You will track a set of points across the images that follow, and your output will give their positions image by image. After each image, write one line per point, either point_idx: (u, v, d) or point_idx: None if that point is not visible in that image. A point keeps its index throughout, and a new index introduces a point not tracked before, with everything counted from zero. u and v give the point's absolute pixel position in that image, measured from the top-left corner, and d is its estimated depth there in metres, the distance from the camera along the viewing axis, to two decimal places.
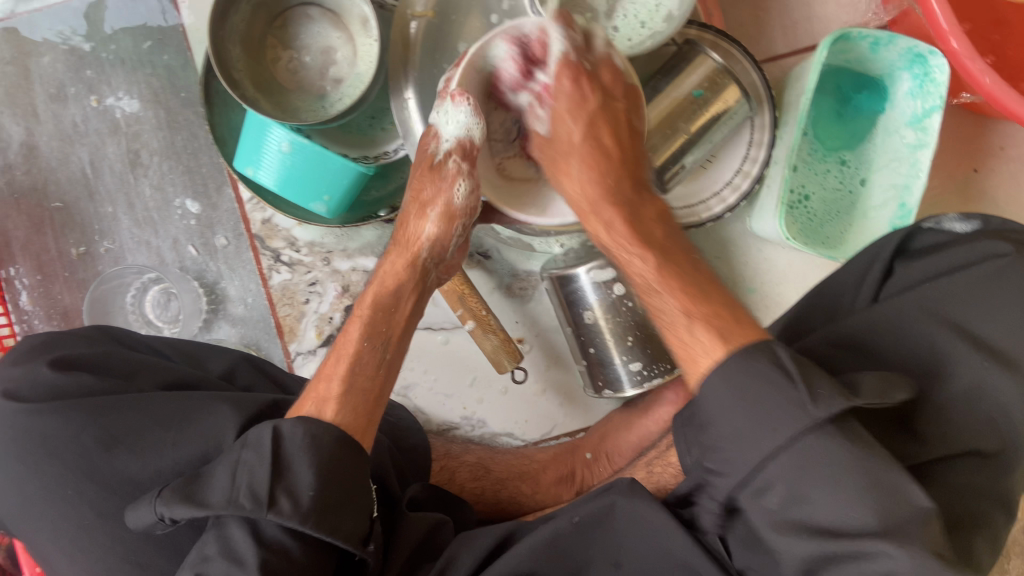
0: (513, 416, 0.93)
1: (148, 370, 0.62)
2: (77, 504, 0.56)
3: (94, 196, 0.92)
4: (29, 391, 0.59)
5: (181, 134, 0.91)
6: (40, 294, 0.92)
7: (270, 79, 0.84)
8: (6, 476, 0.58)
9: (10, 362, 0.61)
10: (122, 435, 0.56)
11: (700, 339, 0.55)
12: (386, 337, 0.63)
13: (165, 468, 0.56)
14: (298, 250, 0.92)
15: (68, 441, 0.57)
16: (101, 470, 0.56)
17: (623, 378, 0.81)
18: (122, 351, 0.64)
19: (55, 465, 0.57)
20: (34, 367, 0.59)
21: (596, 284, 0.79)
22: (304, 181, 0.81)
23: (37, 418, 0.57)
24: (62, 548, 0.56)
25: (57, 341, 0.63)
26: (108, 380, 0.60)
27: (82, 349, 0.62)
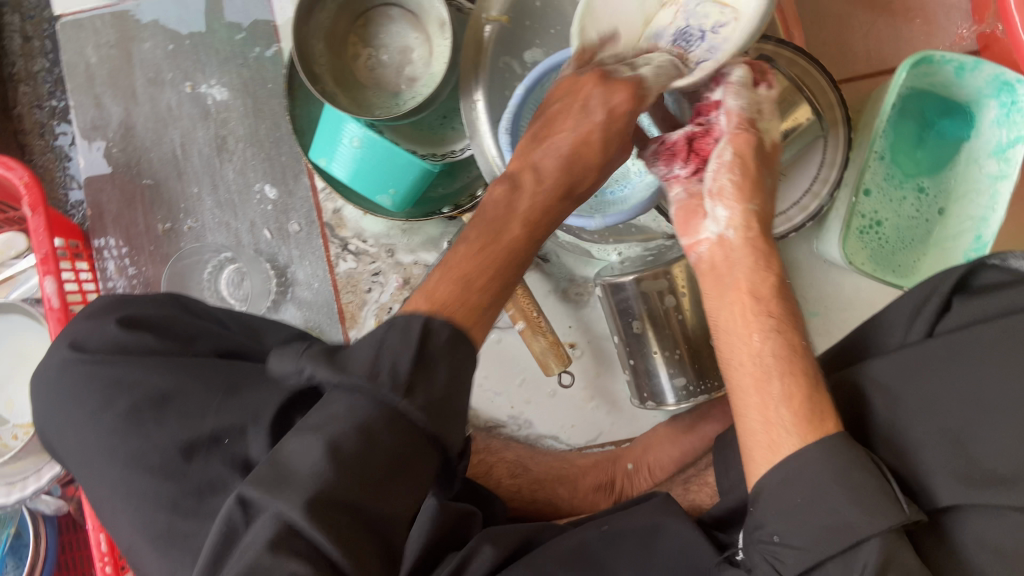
0: (559, 419, 0.95)
1: (206, 337, 0.66)
2: (118, 458, 0.59)
3: (182, 176, 0.97)
4: (97, 343, 0.64)
5: (265, 123, 0.96)
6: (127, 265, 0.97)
7: (349, 75, 0.88)
8: (70, 425, 0.62)
9: (84, 315, 0.66)
10: (172, 394, 0.61)
11: (775, 423, 0.52)
12: (490, 240, 0.59)
13: (204, 434, 0.58)
14: (365, 241, 0.96)
15: (125, 394, 0.61)
16: (151, 427, 0.59)
17: (668, 391, 0.81)
18: (185, 316, 0.68)
19: (113, 419, 0.60)
20: (105, 322, 0.65)
21: (643, 293, 0.79)
22: (375, 172, 0.85)
23: (100, 370, 0.62)
24: (108, 498, 0.60)
25: (127, 300, 0.68)
26: (167, 342, 0.64)
27: (150, 310, 0.67)
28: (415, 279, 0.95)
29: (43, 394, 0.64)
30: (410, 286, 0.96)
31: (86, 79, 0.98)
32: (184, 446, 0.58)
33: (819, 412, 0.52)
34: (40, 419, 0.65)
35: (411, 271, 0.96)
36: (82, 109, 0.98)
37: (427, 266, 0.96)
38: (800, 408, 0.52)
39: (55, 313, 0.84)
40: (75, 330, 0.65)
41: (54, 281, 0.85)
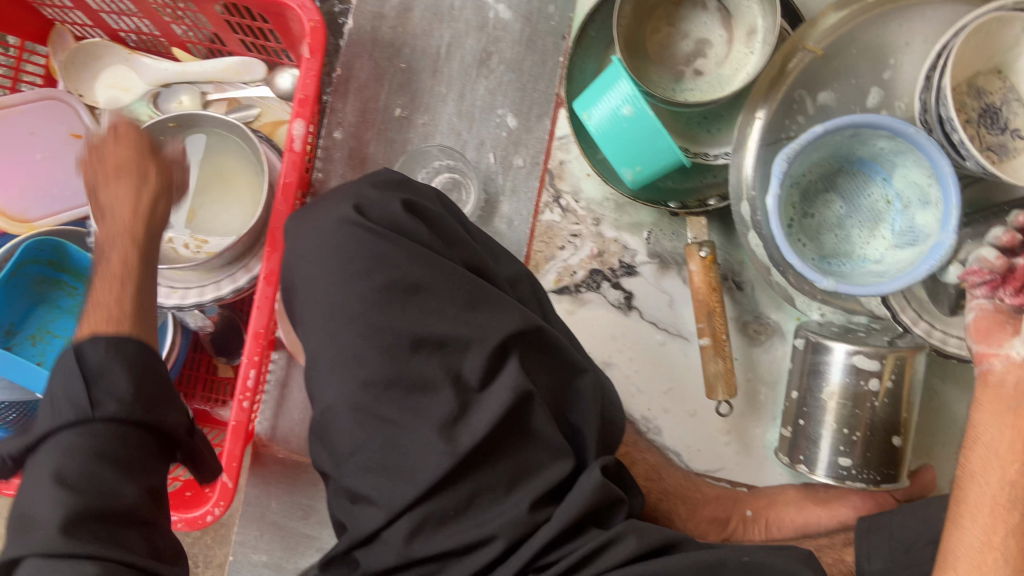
0: (687, 439, 0.95)
1: (463, 246, 0.69)
2: (357, 324, 0.63)
3: (436, 73, 0.98)
4: (376, 214, 0.66)
5: (534, 57, 0.97)
6: (351, 134, 0.98)
7: (641, 44, 0.88)
8: (321, 277, 0.65)
9: (370, 183, 0.69)
10: (421, 288, 0.64)
11: (996, 548, 0.57)
12: None
13: (435, 335, 0.63)
14: (577, 201, 0.97)
15: (379, 273, 0.63)
16: (396, 308, 0.63)
17: (823, 462, 0.82)
18: (450, 220, 0.70)
19: (361, 290, 0.63)
20: (390, 199, 0.68)
21: (844, 365, 0.81)
22: (631, 145, 0.85)
23: (366, 240, 0.65)
24: (331, 354, 0.63)
25: (409, 185, 0.71)
26: (434, 240, 0.67)
27: (423, 201, 0.70)
28: (609, 255, 0.96)
29: (303, 238, 0.68)
30: (601, 260, 0.96)
31: None
32: (413, 338, 0.63)
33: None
34: (287, 254, 0.69)
35: (608, 246, 0.96)
36: None
37: (625, 248, 0.96)
38: None
39: (294, 154, 0.86)
40: (357, 193, 0.68)
41: (303, 124, 0.87)
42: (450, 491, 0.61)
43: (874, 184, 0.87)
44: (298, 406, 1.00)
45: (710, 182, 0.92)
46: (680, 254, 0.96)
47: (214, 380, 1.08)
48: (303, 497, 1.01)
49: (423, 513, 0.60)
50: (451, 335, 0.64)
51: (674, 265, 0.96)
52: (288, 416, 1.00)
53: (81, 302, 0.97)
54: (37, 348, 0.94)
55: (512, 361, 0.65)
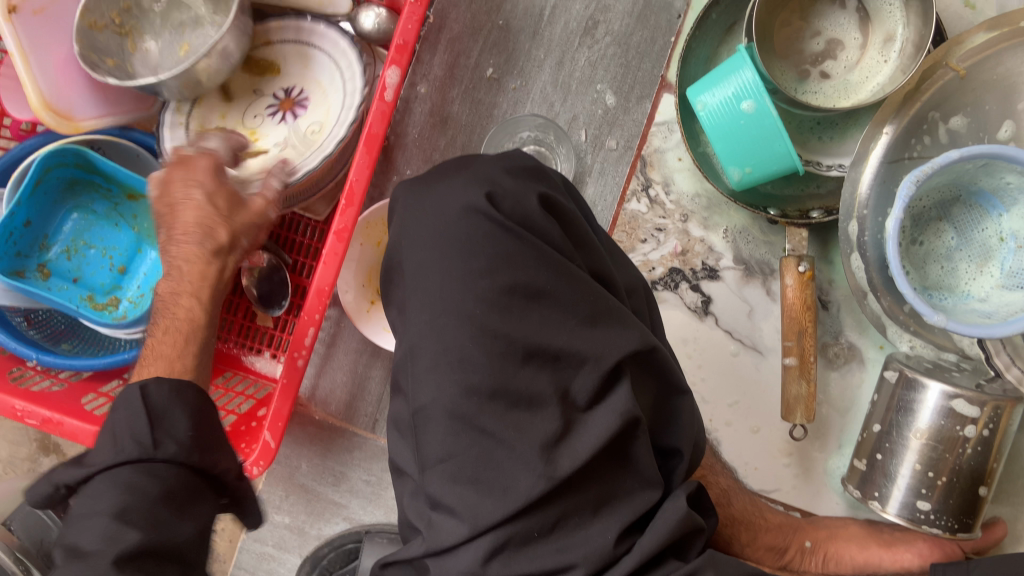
0: (747, 456, 0.91)
1: (589, 250, 0.63)
2: (466, 322, 0.57)
3: (535, 36, 0.91)
4: (508, 206, 0.60)
5: (643, 32, 0.90)
6: (436, 89, 0.92)
7: (769, 35, 0.82)
8: (434, 262, 0.60)
9: (504, 167, 0.63)
10: (547, 294, 0.59)
11: None
12: None
13: (553, 348, 0.58)
14: (667, 194, 0.91)
15: (505, 272, 0.58)
16: (515, 313, 0.58)
17: (896, 501, 0.79)
18: (579, 219, 0.64)
19: (484, 288, 0.58)
20: (526, 190, 0.61)
21: (936, 406, 0.77)
22: (745, 144, 0.80)
23: (494, 232, 0.59)
24: (432, 352, 0.58)
25: (543, 174, 0.64)
26: (564, 243, 0.61)
27: (553, 192, 0.63)
28: (693, 255, 0.91)
29: (419, 216, 0.62)
30: (683, 259, 0.91)
31: None
32: (525, 349, 0.58)
33: None
34: (397, 225, 0.64)
35: (693, 246, 0.91)
36: None
37: (710, 250, 0.91)
38: None
39: (384, 103, 0.79)
40: (489, 176, 0.62)
41: (397, 72, 0.80)
42: (539, 512, 0.57)
43: (988, 219, 0.81)
44: (343, 368, 0.95)
45: (813, 194, 0.87)
46: (767, 264, 0.91)
47: (252, 327, 1.01)
48: (335, 464, 0.96)
49: (508, 533, 0.55)
50: (570, 350, 0.58)
51: (760, 275, 0.91)
52: (331, 376, 0.95)
53: (117, 207, 0.92)
54: (73, 262, 0.90)
55: (622, 382, 0.60)
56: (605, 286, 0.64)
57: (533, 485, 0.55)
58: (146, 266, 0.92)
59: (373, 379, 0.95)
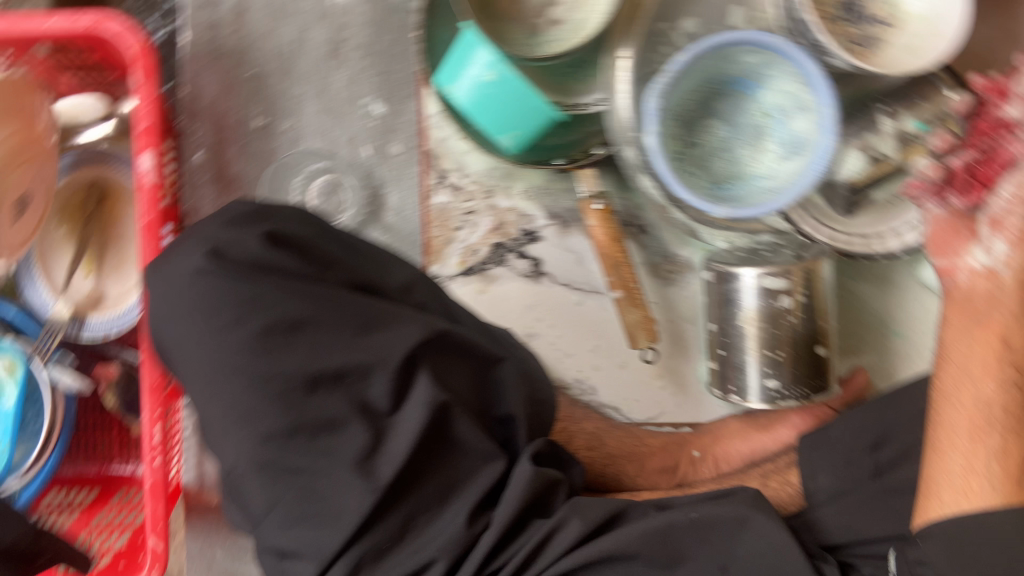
0: (624, 392, 0.94)
1: (341, 265, 0.66)
2: (240, 376, 0.58)
3: (288, 74, 0.93)
4: (235, 253, 0.61)
5: (386, 36, 0.92)
6: (214, 155, 0.93)
7: (491, 3, 0.85)
8: (191, 329, 0.60)
9: (220, 220, 0.64)
10: (306, 323, 0.60)
11: (978, 473, 0.61)
12: None
13: (331, 368, 0.59)
14: (464, 178, 0.93)
15: (257, 313, 0.59)
16: (281, 348, 0.59)
17: (754, 388, 0.82)
18: (320, 240, 0.66)
19: (245, 334, 0.58)
20: (246, 234, 0.62)
21: (753, 289, 0.80)
22: (501, 111, 0.83)
23: (231, 282, 0.60)
24: (222, 416, 0.58)
25: (267, 212, 0.66)
26: (306, 268, 0.63)
27: (282, 225, 0.65)
28: (509, 226, 0.93)
29: (163, 292, 0.62)
30: (502, 232, 0.94)
31: None
32: (307, 378, 0.59)
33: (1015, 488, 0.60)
34: (151, 314, 0.63)
35: (505, 217, 0.93)
36: None
37: (523, 215, 0.93)
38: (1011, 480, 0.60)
39: (149, 188, 0.81)
40: (206, 234, 0.62)
41: (152, 157, 0.81)
42: (381, 524, 0.59)
43: (751, 102, 0.85)
44: None
45: (594, 131, 0.88)
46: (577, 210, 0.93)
47: None
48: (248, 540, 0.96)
49: (362, 551, 0.57)
50: (348, 363, 0.60)
51: (575, 223, 0.93)
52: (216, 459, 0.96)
53: None
54: None
55: (420, 373, 0.62)
56: (371, 290, 0.66)
57: (361, 501, 0.57)
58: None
59: None
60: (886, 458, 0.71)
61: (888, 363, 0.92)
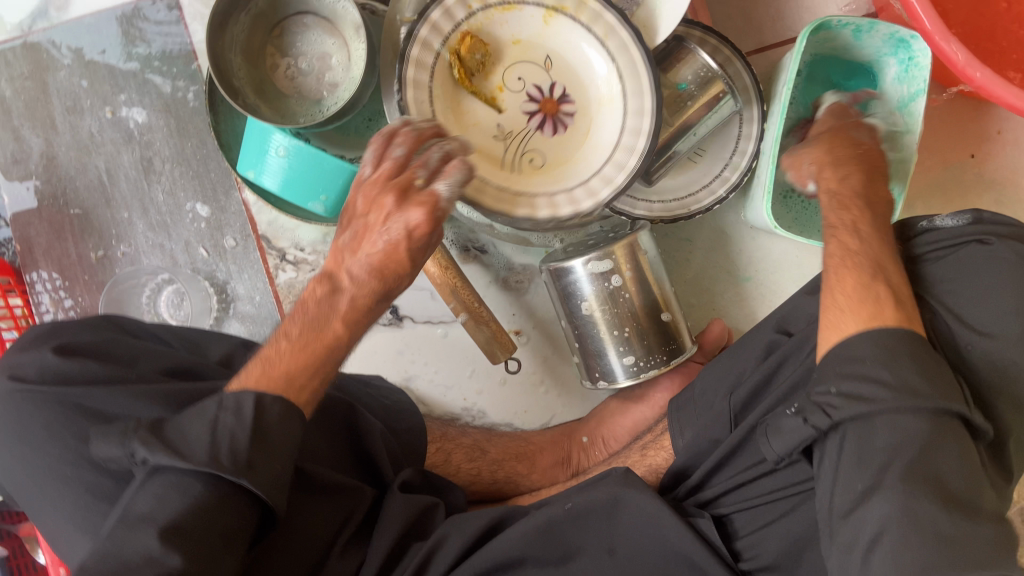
0: (513, 406, 0.96)
1: (147, 357, 0.64)
2: (76, 484, 0.56)
3: (110, 202, 0.96)
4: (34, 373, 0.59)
5: (190, 141, 0.96)
6: (62, 296, 0.96)
7: (268, 84, 0.89)
8: (14, 460, 0.59)
9: (15, 349, 0.62)
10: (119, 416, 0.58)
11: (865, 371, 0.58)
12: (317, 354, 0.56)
13: None
14: (302, 249, 0.96)
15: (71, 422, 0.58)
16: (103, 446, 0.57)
17: (618, 370, 0.82)
18: (123, 340, 0.66)
19: (57, 447, 0.57)
20: (39, 352, 0.60)
21: (585, 278, 0.80)
22: (304, 180, 0.86)
23: (37, 404, 0.58)
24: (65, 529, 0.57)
25: (60, 329, 0.64)
26: (109, 367, 0.61)
27: (72, 338, 0.63)
28: None
29: None
30: None
31: (3, 114, 0.97)
32: None
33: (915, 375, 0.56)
34: None
35: None
36: (2, 143, 0.97)
37: None
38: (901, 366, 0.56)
39: None
40: (5, 364, 0.61)
41: None
42: None
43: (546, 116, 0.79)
44: None
45: None
46: None
47: None
48: None
49: None
50: None
51: None
52: None
53: None
54: None
55: None
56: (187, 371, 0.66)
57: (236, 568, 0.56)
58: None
59: None
60: (739, 399, 0.71)
61: (745, 305, 0.95)
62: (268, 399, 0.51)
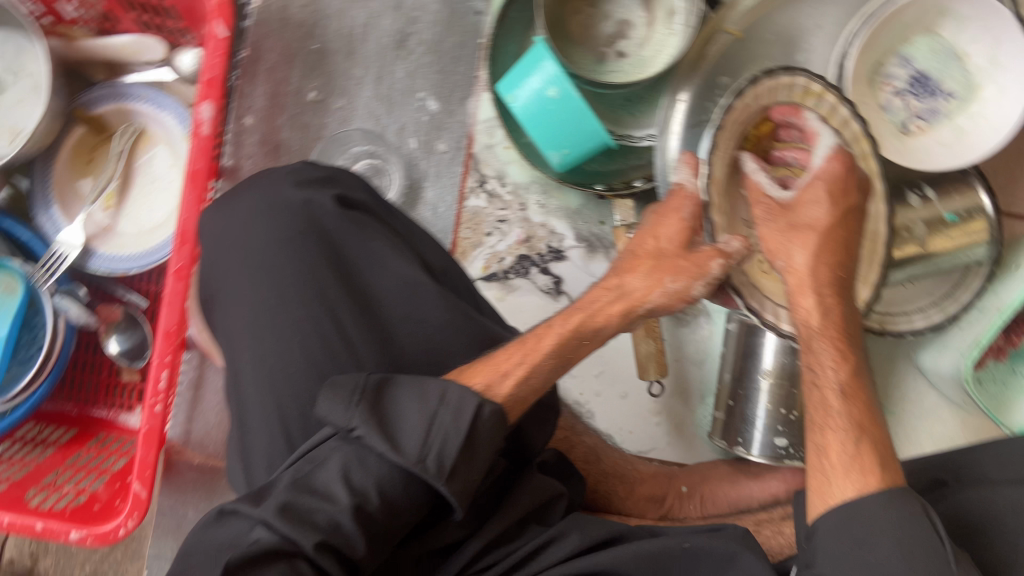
0: (621, 422, 0.96)
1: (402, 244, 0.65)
2: (298, 350, 0.59)
3: (351, 55, 0.94)
4: (309, 211, 0.61)
5: (453, 37, 0.94)
6: (263, 119, 0.94)
7: (562, 24, 0.87)
8: (242, 289, 0.60)
9: (293, 177, 0.63)
10: (357, 305, 0.60)
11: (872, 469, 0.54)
12: (570, 360, 0.60)
13: (376, 350, 0.60)
14: (502, 186, 0.95)
15: (307, 291, 0.59)
16: (327, 324, 0.59)
17: (756, 441, 0.85)
18: (385, 215, 0.66)
19: (298, 312, 0.59)
20: (317, 196, 0.61)
21: (776, 348, 0.83)
22: (556, 128, 0.85)
23: (287, 253, 0.60)
24: (254, 376, 0.59)
25: (340, 179, 0.65)
26: (370, 239, 0.62)
27: (347, 194, 0.64)
28: (537, 240, 0.95)
29: (226, 231, 0.62)
30: (529, 245, 0.95)
31: None
32: (347, 356, 0.59)
33: (873, 468, 0.54)
34: (206, 252, 0.63)
35: (535, 232, 0.95)
36: None
37: (552, 233, 0.95)
38: (855, 459, 0.54)
39: (201, 138, 0.81)
40: (280, 187, 0.62)
41: (210, 107, 0.81)
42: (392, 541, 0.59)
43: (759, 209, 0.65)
44: (215, 409, 0.94)
45: (635, 164, 0.92)
46: (605, 237, 0.95)
47: (116, 385, 1.00)
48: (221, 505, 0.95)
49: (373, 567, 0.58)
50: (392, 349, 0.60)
51: (601, 249, 0.95)
52: (203, 419, 0.94)
53: None
54: None
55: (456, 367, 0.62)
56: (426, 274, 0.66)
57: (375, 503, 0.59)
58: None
59: None
60: None
61: None
62: (483, 414, 0.54)
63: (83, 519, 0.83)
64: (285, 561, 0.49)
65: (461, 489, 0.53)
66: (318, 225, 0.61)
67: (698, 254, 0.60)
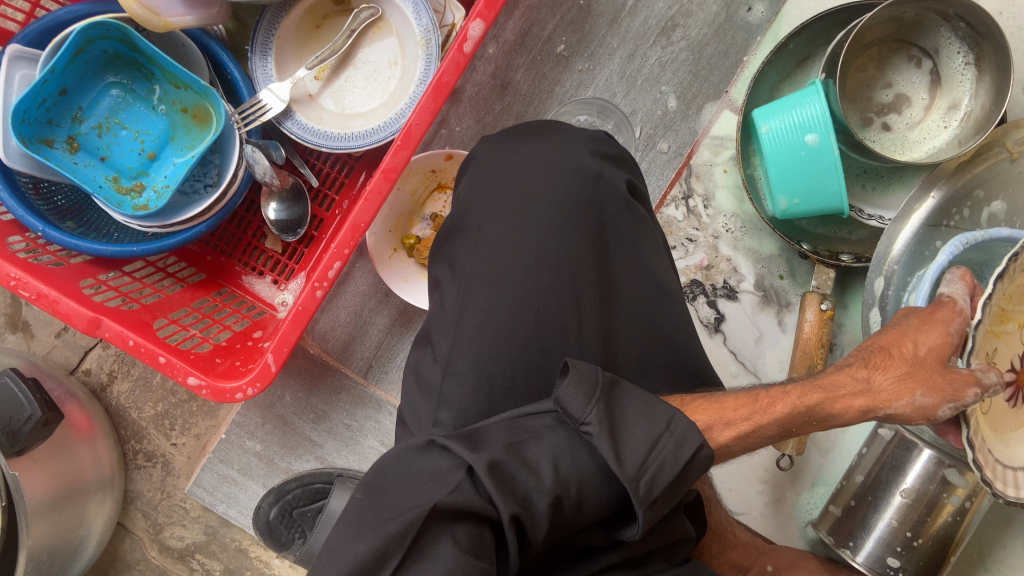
0: (724, 476, 0.95)
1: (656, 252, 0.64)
2: (533, 309, 0.57)
3: (613, 23, 0.91)
4: (598, 183, 0.61)
5: (718, 45, 0.91)
6: (504, 52, 0.91)
7: (842, 76, 0.85)
8: (502, 228, 0.59)
9: (590, 145, 0.63)
10: (603, 293, 0.59)
11: None
12: (793, 431, 0.59)
13: (604, 341, 0.59)
14: (706, 207, 0.92)
15: (565, 258, 0.58)
16: (571, 298, 0.58)
17: (867, 548, 0.82)
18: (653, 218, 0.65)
19: (547, 278, 0.58)
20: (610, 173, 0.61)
21: (924, 469, 0.81)
22: (797, 174, 0.81)
23: (561, 214, 0.59)
24: (479, 317, 0.58)
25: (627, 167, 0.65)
26: (635, 235, 0.62)
27: (633, 185, 0.63)
28: (716, 272, 0.92)
29: (508, 166, 0.61)
30: (706, 274, 0.92)
31: None
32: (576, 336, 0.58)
33: None
34: (476, 176, 0.63)
35: (718, 263, 0.92)
36: None
37: (734, 271, 0.92)
38: None
39: (460, 55, 0.77)
40: (579, 149, 0.62)
41: (480, 27, 0.77)
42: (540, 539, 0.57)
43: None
44: (347, 309, 0.93)
45: (843, 237, 0.89)
46: (786, 296, 0.92)
47: (256, 248, 1.00)
48: (319, 401, 0.94)
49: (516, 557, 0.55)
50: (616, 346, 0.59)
51: (775, 305, 0.92)
52: (333, 314, 0.94)
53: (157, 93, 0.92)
54: (103, 140, 0.90)
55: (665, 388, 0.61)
56: None
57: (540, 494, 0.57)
58: (175, 157, 0.91)
59: (375, 326, 0.94)
60: None
61: None
62: (700, 455, 0.52)
63: (204, 368, 0.81)
64: (475, 522, 0.48)
65: (652, 515, 0.52)
66: (598, 202, 0.60)
67: (956, 373, 0.56)
